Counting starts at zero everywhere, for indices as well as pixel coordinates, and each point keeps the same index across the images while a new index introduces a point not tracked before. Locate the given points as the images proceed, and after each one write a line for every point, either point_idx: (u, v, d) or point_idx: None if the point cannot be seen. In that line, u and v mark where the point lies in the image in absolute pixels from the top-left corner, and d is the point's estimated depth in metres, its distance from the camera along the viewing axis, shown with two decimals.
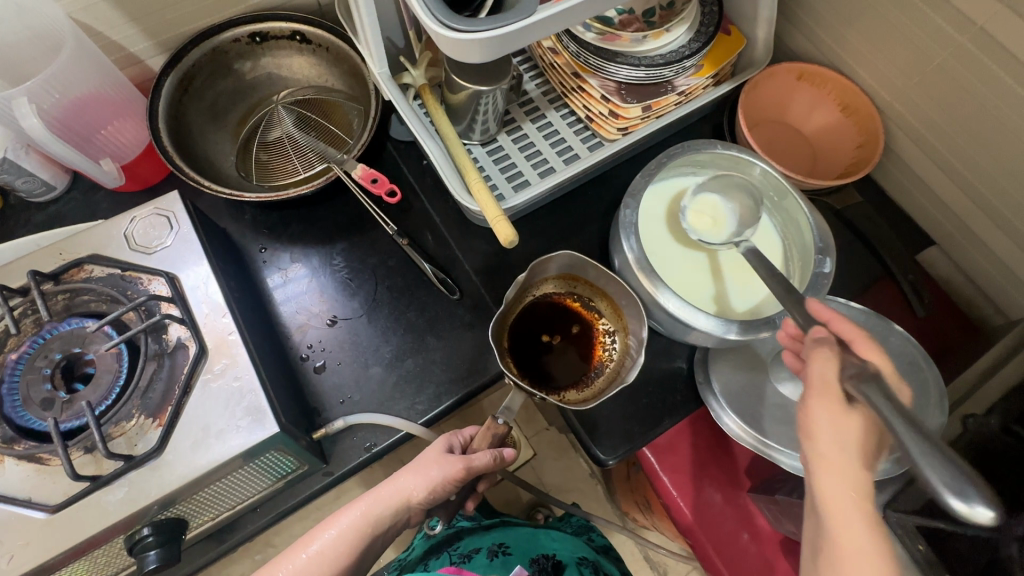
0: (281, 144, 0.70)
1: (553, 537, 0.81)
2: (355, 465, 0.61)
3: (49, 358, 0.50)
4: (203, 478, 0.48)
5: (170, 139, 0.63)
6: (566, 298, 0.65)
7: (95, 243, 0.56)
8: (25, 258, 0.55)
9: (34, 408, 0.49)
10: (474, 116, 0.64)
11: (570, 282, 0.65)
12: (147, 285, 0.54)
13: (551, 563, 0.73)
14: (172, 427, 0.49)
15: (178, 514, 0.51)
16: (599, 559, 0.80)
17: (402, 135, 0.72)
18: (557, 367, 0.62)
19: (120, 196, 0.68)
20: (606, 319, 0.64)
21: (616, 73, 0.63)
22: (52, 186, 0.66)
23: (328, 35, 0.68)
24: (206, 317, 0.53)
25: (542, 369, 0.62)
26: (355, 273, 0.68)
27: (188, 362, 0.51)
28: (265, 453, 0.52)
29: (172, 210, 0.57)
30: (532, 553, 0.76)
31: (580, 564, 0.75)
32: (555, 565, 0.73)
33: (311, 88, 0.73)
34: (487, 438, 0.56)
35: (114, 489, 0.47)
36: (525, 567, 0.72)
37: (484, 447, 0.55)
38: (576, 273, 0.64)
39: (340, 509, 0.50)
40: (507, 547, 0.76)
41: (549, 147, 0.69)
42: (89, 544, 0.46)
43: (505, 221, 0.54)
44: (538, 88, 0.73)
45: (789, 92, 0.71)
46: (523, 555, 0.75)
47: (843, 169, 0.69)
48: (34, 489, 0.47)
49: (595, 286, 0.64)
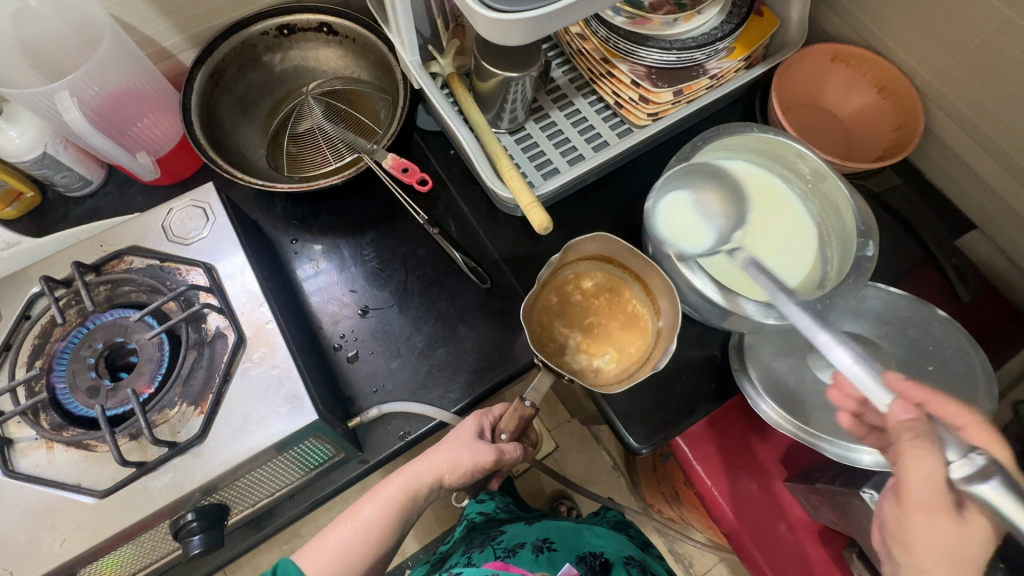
0: (311, 135, 0.70)
1: (597, 533, 0.81)
2: (389, 453, 0.61)
3: (93, 347, 0.51)
4: (244, 465, 0.49)
5: (202, 132, 0.64)
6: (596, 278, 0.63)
7: (135, 235, 0.56)
8: (68, 251, 0.56)
9: (80, 396, 0.50)
10: (502, 104, 0.64)
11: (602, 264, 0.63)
12: (186, 275, 0.55)
13: (599, 562, 0.73)
14: (214, 414, 0.50)
15: (221, 499, 0.52)
16: (645, 557, 0.79)
17: (429, 125, 0.72)
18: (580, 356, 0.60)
19: (154, 189, 0.70)
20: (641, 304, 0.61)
21: (646, 57, 0.62)
22: (88, 181, 0.67)
23: (355, 25, 0.68)
24: (244, 307, 0.54)
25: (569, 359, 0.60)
26: (385, 263, 0.68)
27: (227, 351, 0.52)
28: (303, 441, 0.52)
29: (207, 202, 0.58)
30: (580, 551, 0.75)
31: (627, 564, 0.75)
32: (603, 564, 0.73)
33: (338, 80, 0.73)
34: (513, 419, 0.55)
35: (159, 475, 0.48)
36: (574, 566, 0.71)
37: (511, 428, 0.55)
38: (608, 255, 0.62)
39: (380, 485, 0.53)
40: (552, 543, 0.75)
41: (578, 134, 0.68)
42: (137, 529, 0.47)
43: (539, 208, 0.53)
44: (565, 76, 0.72)
45: (822, 75, 0.69)
46: (569, 552, 0.74)
47: (880, 153, 0.68)
48: (83, 475, 0.48)
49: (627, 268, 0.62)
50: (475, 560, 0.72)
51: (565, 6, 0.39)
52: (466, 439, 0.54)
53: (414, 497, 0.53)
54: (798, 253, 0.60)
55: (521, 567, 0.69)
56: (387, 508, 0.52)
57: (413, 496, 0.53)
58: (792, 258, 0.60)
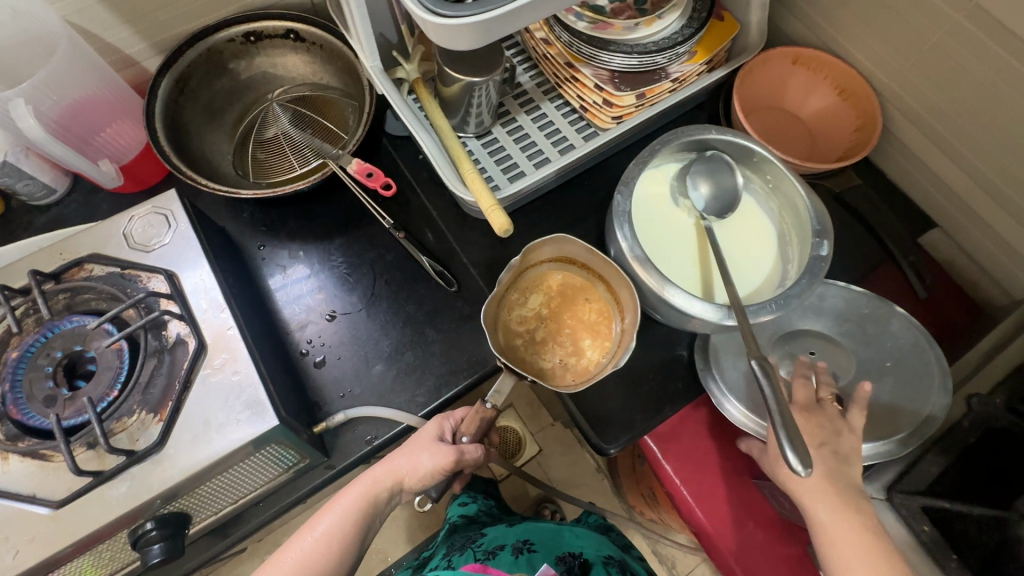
0: (277, 141, 0.70)
1: (576, 534, 0.81)
2: (356, 458, 0.61)
3: (50, 356, 0.51)
4: (206, 471, 0.49)
5: (166, 138, 0.64)
6: (561, 281, 0.64)
7: (95, 242, 0.56)
8: (27, 260, 0.55)
9: (36, 405, 0.49)
10: (468, 109, 0.64)
11: (564, 264, 0.63)
12: (146, 282, 0.55)
13: (578, 562, 0.71)
14: (173, 421, 0.49)
15: (181, 507, 0.51)
16: (625, 559, 0.79)
17: (397, 130, 0.72)
18: (546, 360, 0.60)
19: (120, 197, 0.69)
20: (608, 303, 0.62)
21: (609, 62, 0.63)
22: (52, 189, 0.67)
23: (321, 31, 0.68)
24: (205, 312, 0.54)
25: (534, 364, 0.60)
26: (354, 268, 0.68)
27: (188, 357, 0.52)
28: (267, 445, 0.52)
29: (170, 208, 0.58)
30: (557, 551, 0.74)
31: (606, 564, 0.74)
32: (582, 564, 0.71)
33: (306, 86, 0.73)
34: (474, 421, 0.56)
35: (116, 484, 0.47)
36: (552, 566, 0.70)
37: (472, 431, 0.56)
38: (569, 255, 0.63)
39: (338, 494, 0.53)
40: (531, 545, 0.75)
41: (544, 138, 0.69)
42: (95, 538, 0.47)
43: (500, 211, 0.54)
44: (532, 80, 0.73)
45: (783, 77, 0.71)
46: (548, 552, 0.74)
47: (841, 153, 0.69)
48: (38, 486, 0.47)
49: (590, 268, 0.62)
50: (454, 563, 0.72)
51: (508, 11, 0.39)
52: (426, 442, 0.55)
53: (377, 498, 0.53)
54: (758, 252, 0.62)
55: (500, 569, 0.69)
56: (350, 513, 0.52)
57: (373, 501, 0.53)
58: (752, 259, 0.62)
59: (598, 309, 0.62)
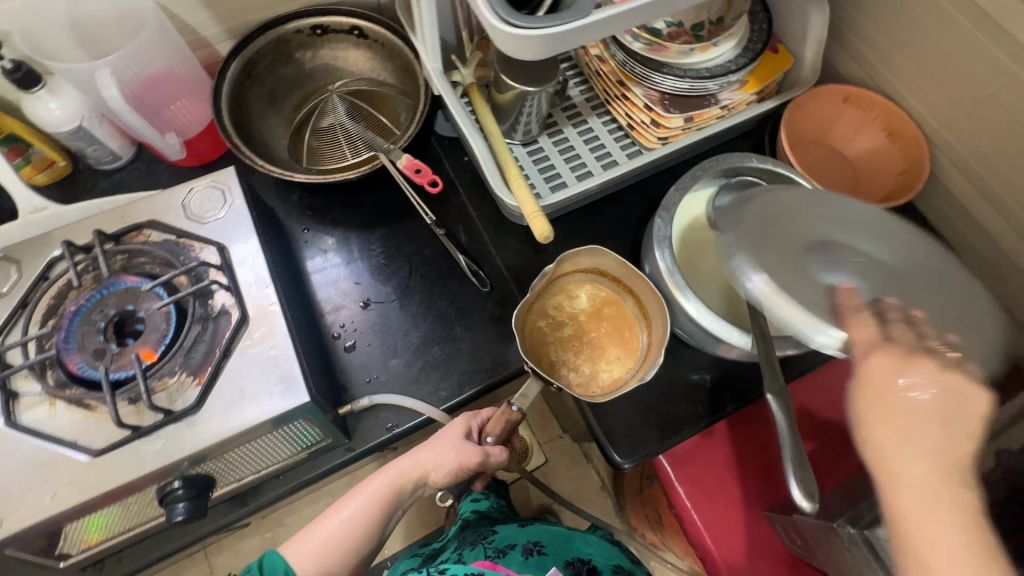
0: (332, 131, 0.73)
1: (589, 542, 0.80)
2: (376, 443, 0.62)
3: (104, 312, 0.54)
4: (235, 438, 0.51)
5: (229, 118, 0.67)
6: (591, 291, 0.64)
7: (155, 210, 0.59)
8: (91, 219, 0.59)
9: (86, 357, 0.52)
10: (518, 117, 0.66)
11: (596, 274, 0.64)
12: (198, 252, 0.58)
13: (587, 568, 0.72)
14: (211, 386, 0.51)
15: (208, 470, 0.54)
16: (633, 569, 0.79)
17: (447, 131, 0.74)
18: (571, 371, 0.61)
19: (179, 169, 0.72)
20: (636, 319, 0.63)
21: (660, 83, 0.65)
22: (118, 156, 0.70)
23: (385, 30, 0.71)
24: (250, 287, 0.56)
25: (558, 373, 0.61)
26: (391, 259, 0.70)
27: (230, 328, 0.54)
28: (295, 421, 0.54)
29: (227, 184, 0.61)
30: (568, 555, 0.75)
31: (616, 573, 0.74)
32: (591, 570, 0.72)
33: (363, 81, 0.76)
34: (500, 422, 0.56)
35: (152, 440, 0.50)
36: (561, 570, 0.70)
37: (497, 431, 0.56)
38: (601, 267, 0.63)
39: (364, 481, 0.54)
40: (542, 547, 0.75)
41: (589, 151, 0.70)
42: (125, 490, 0.49)
43: (542, 217, 0.55)
44: (582, 95, 0.74)
45: (833, 114, 0.71)
46: (558, 556, 0.74)
47: (885, 195, 0.68)
48: (80, 433, 0.50)
49: (620, 281, 0.63)
50: (465, 558, 0.73)
51: (578, 26, 0.41)
52: (454, 439, 0.55)
53: (401, 490, 0.54)
54: None
55: (510, 569, 0.69)
56: (374, 501, 0.53)
57: (398, 492, 0.54)
58: None
59: (626, 325, 0.63)
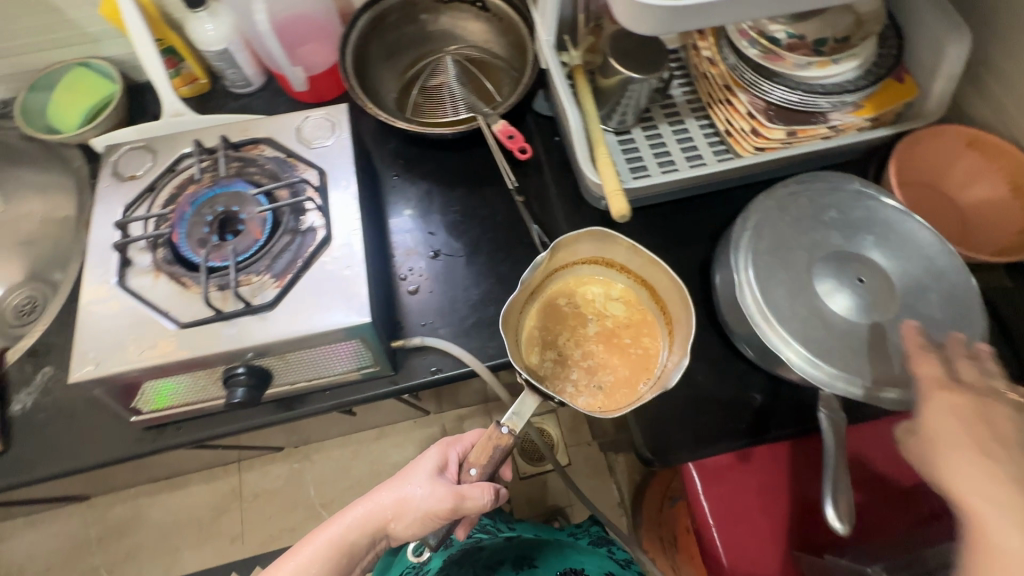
0: (438, 90, 0.78)
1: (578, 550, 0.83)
2: (418, 383, 0.65)
3: (212, 209, 0.60)
4: (299, 341, 0.55)
5: (351, 61, 0.72)
6: (595, 282, 0.65)
7: (274, 129, 0.66)
8: (220, 127, 0.66)
9: (191, 242, 0.58)
10: (616, 104, 0.67)
11: (602, 265, 0.64)
12: (301, 172, 0.63)
13: None
14: (288, 289, 0.56)
15: (268, 367, 0.58)
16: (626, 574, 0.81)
17: (544, 110, 0.77)
18: (578, 370, 0.60)
19: (297, 103, 0.79)
20: (652, 316, 0.63)
21: (769, 93, 0.63)
22: (250, 82, 0.78)
23: (507, 6, 0.74)
24: (339, 211, 0.61)
25: (564, 371, 0.59)
26: (466, 219, 0.73)
27: (315, 243, 0.59)
28: (353, 340, 0.58)
29: (338, 118, 0.66)
30: (559, 568, 0.80)
31: None
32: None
33: (475, 50, 0.80)
34: (485, 449, 0.55)
35: (230, 325, 0.55)
36: None
37: (480, 461, 0.55)
38: (605, 256, 0.64)
39: (313, 533, 0.57)
40: (532, 561, 0.81)
41: (679, 149, 0.70)
42: (199, 363, 0.54)
43: (622, 197, 0.56)
44: (684, 96, 0.74)
45: (950, 158, 0.66)
46: (550, 567, 0.81)
47: (999, 247, 0.64)
48: (173, 305, 0.56)
49: (630, 271, 0.63)
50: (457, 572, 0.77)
51: (701, 5, 0.42)
52: (421, 476, 0.57)
53: (353, 542, 0.56)
54: None
55: None
56: (322, 557, 0.56)
57: (346, 548, 0.56)
58: None
59: (654, 341, 0.61)
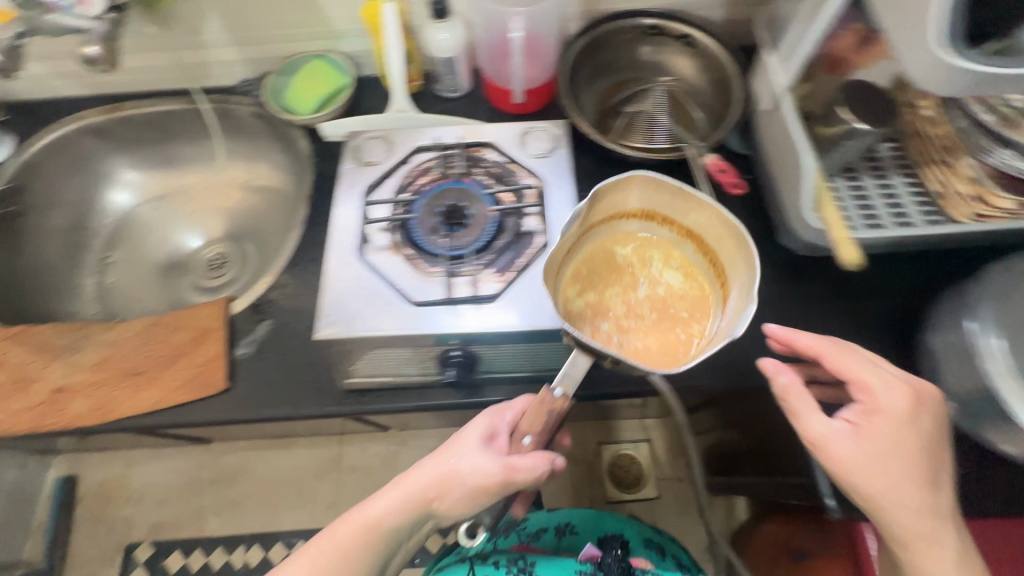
0: (634, 117, 0.81)
1: (618, 519, 0.89)
2: (599, 392, 0.67)
3: (444, 201, 0.66)
4: (519, 334, 0.59)
5: (565, 80, 0.77)
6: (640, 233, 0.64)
7: (499, 135, 0.71)
8: (451, 128, 0.72)
9: (425, 230, 0.64)
10: (830, 152, 0.68)
11: (646, 216, 0.63)
12: (523, 178, 0.68)
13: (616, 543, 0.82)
14: (513, 284, 0.60)
15: (478, 354, 0.63)
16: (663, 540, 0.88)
17: (738, 148, 0.78)
18: (623, 318, 0.59)
19: (497, 112, 0.85)
20: (707, 289, 0.62)
21: (994, 160, 0.60)
22: (460, 89, 0.85)
23: (719, 46, 0.78)
24: (559, 219, 0.65)
25: (605, 314, 0.59)
26: None
27: (537, 245, 0.63)
28: (561, 341, 0.61)
29: (559, 132, 0.71)
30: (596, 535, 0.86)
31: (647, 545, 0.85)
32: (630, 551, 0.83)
33: (672, 83, 0.83)
34: (537, 416, 0.53)
35: (459, 309, 0.59)
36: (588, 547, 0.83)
37: (530, 431, 0.53)
38: (652, 208, 0.62)
39: (343, 514, 0.58)
40: (575, 527, 0.88)
41: (884, 205, 0.69)
42: (426, 340, 0.59)
43: (853, 247, 0.59)
44: (890, 152, 0.73)
45: None
46: (589, 534, 0.87)
47: None
48: (408, 284, 0.61)
49: (683, 228, 0.62)
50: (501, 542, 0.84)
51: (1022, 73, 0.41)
52: (468, 449, 0.55)
53: (388, 520, 0.56)
54: None
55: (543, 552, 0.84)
56: (356, 534, 0.56)
57: (380, 526, 0.56)
58: None
59: (815, 368, 0.61)
